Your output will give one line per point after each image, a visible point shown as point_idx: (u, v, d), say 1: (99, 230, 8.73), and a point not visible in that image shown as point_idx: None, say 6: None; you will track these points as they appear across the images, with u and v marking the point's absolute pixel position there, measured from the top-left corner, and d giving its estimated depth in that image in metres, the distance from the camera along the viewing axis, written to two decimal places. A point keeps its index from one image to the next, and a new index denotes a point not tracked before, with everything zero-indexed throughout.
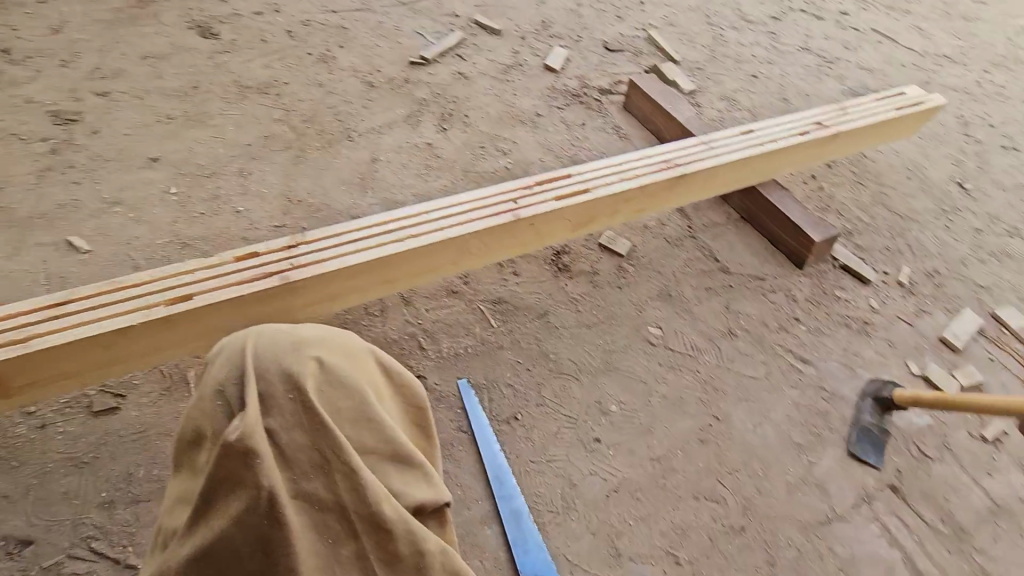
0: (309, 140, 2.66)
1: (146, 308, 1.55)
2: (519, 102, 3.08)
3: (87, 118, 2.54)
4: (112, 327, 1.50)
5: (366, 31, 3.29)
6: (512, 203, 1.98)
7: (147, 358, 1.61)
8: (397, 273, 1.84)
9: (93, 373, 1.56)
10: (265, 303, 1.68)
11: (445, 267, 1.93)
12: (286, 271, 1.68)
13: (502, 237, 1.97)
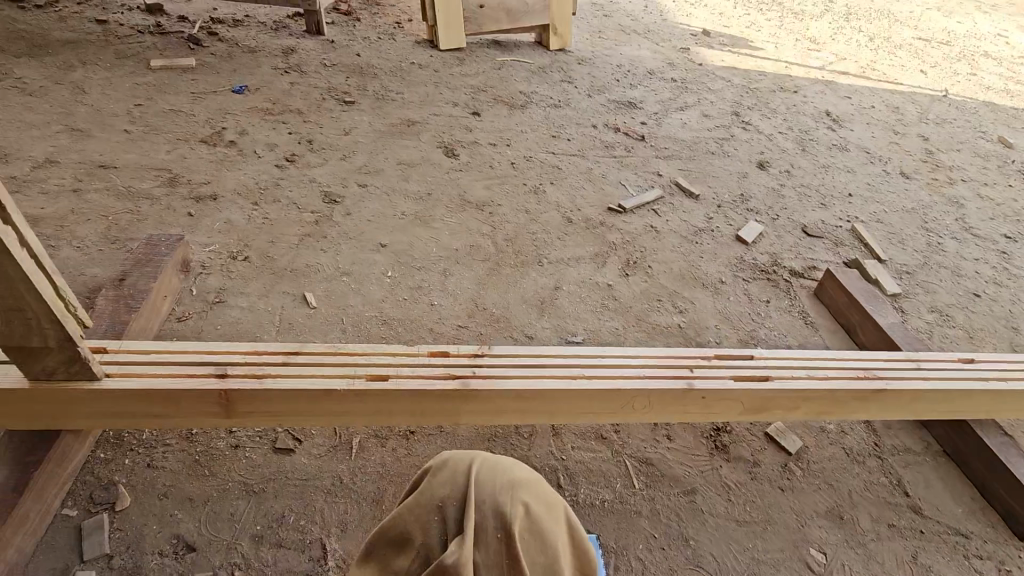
0: (506, 257, 2.97)
1: (349, 377, 1.75)
2: (705, 266, 3.13)
3: (345, 201, 3.11)
4: (321, 385, 1.71)
5: (576, 174, 3.69)
6: (688, 371, 1.96)
7: (328, 419, 1.79)
8: (560, 407, 1.88)
9: (290, 419, 1.76)
10: (440, 401, 1.80)
11: (604, 415, 1.93)
12: (467, 377, 1.81)
13: (670, 402, 1.93)
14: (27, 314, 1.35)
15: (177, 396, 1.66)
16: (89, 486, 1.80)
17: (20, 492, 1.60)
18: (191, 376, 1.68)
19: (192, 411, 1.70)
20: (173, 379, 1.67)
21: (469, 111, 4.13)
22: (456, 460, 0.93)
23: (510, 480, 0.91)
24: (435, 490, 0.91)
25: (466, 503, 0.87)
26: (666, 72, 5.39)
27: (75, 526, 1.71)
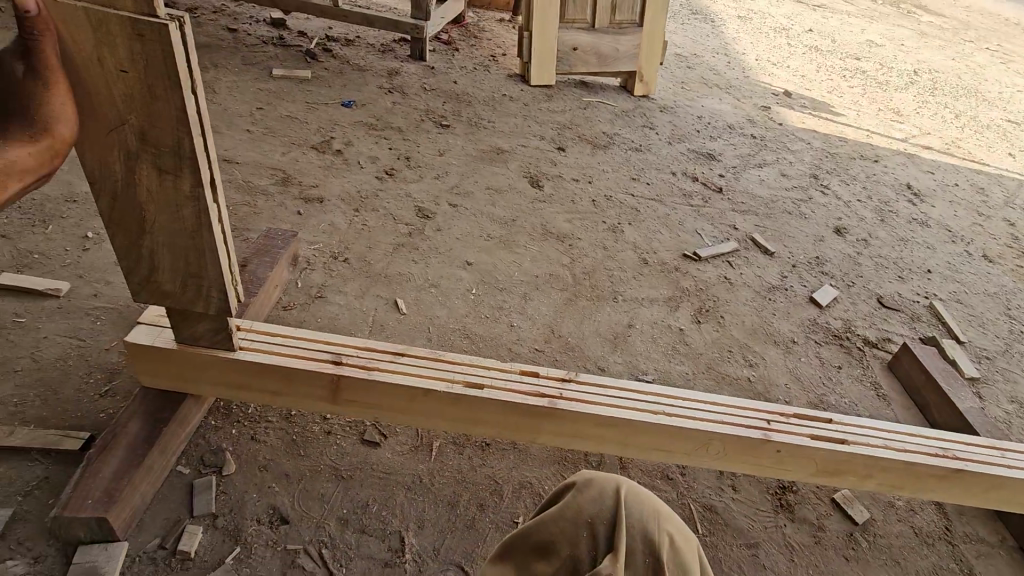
0: (583, 289, 3.08)
1: (448, 381, 1.88)
2: (777, 323, 3.16)
3: (437, 218, 3.30)
4: (422, 387, 1.84)
5: (654, 217, 3.79)
6: (767, 423, 1.99)
7: (422, 418, 1.90)
8: (639, 440, 1.94)
9: (387, 413, 1.90)
10: (527, 417, 1.90)
11: (679, 454, 1.98)
12: (556, 398, 1.91)
13: (746, 451, 1.96)
14: (203, 280, 1.62)
15: (295, 377, 1.82)
16: (201, 449, 1.98)
17: (150, 446, 1.77)
18: (309, 360, 1.84)
19: (303, 392, 1.86)
20: (295, 360, 1.83)
21: (554, 145, 4.31)
22: (603, 481, 1.01)
23: (654, 509, 0.99)
24: (584, 505, 0.99)
25: (617, 525, 0.95)
26: (746, 128, 5.47)
27: (186, 483, 1.88)
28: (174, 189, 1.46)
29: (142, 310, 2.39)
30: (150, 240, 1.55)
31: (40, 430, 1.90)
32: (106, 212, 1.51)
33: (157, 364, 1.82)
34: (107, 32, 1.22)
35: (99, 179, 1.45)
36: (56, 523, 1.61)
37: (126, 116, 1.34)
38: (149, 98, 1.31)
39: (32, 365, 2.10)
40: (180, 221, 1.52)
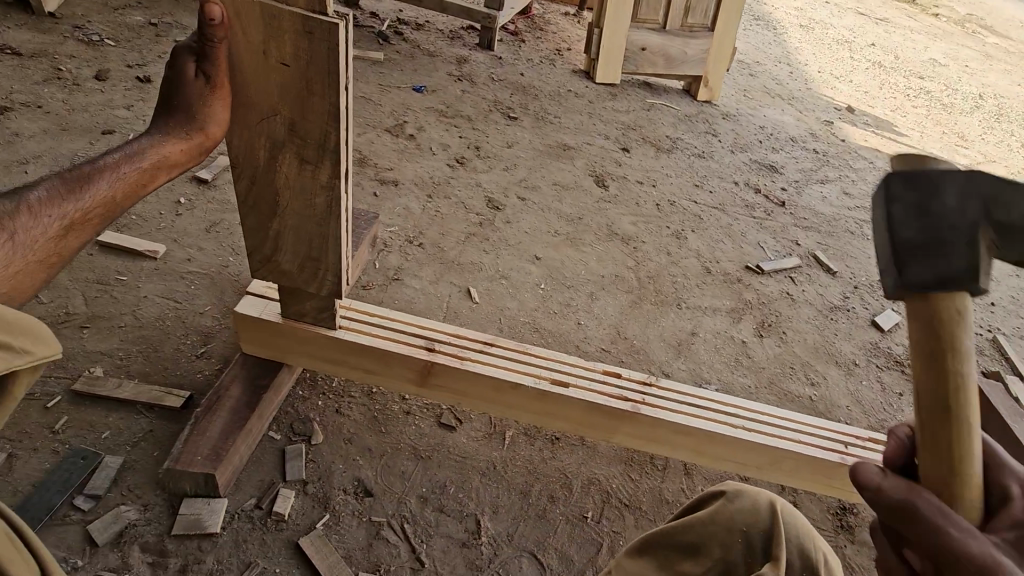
0: (647, 293, 3.09)
1: (536, 376, 1.92)
2: (839, 344, 3.13)
3: (506, 210, 3.35)
4: (510, 379, 1.88)
5: (717, 226, 3.77)
6: (844, 446, 1.99)
7: (505, 410, 1.96)
8: (714, 451, 1.97)
9: (471, 401, 1.95)
10: (607, 418, 1.93)
11: (752, 468, 1.99)
12: (638, 402, 1.94)
13: (821, 473, 1.97)
14: (321, 264, 1.70)
15: (389, 358, 1.88)
16: (290, 417, 2.06)
17: (251, 410, 1.85)
18: (404, 343, 1.90)
19: (394, 374, 1.92)
20: (392, 343, 1.89)
21: (619, 146, 4.31)
22: (758, 493, 1.13)
23: (799, 524, 1.11)
24: (741, 510, 1.10)
25: (774, 530, 1.06)
26: (807, 142, 5.39)
27: (278, 449, 1.96)
28: (311, 178, 1.53)
29: (232, 277, 2.48)
30: (279, 222, 1.64)
31: (145, 385, 2.00)
32: (243, 192, 1.60)
33: (260, 334, 1.90)
34: (279, 28, 1.28)
35: (243, 162, 1.54)
36: (168, 475, 1.71)
37: (280, 107, 1.41)
38: (306, 92, 1.38)
39: (134, 322, 2.21)
40: (310, 208, 1.59)
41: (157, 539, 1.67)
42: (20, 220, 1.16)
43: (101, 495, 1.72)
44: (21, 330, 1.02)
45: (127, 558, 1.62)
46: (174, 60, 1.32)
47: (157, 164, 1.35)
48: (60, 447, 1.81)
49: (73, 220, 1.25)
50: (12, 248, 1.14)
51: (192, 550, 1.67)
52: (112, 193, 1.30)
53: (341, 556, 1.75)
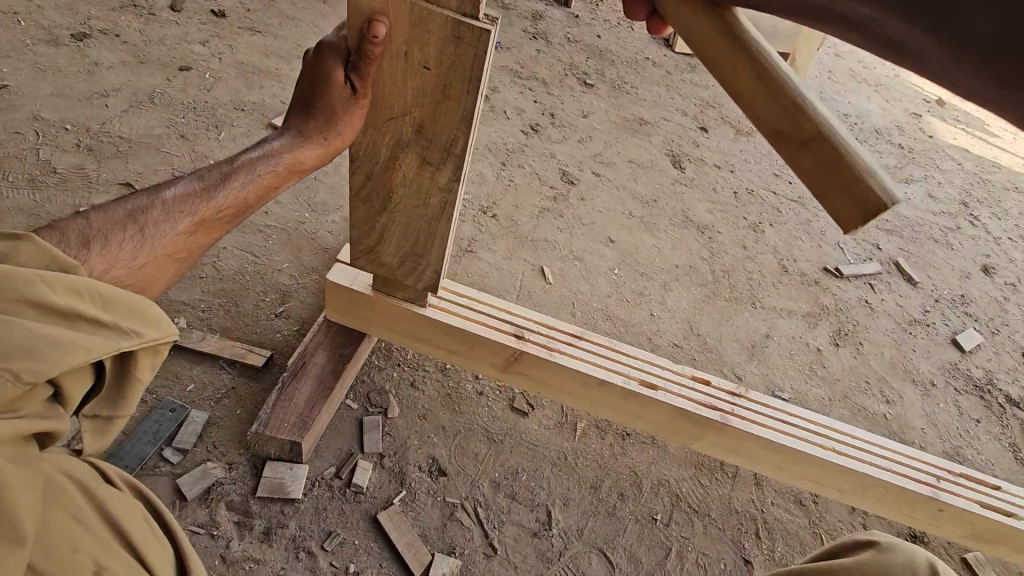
0: (721, 288, 2.97)
1: (624, 376, 1.86)
2: (917, 361, 2.97)
3: (580, 185, 3.22)
4: (599, 377, 1.82)
5: (797, 222, 3.55)
6: (937, 480, 1.89)
7: (588, 405, 1.91)
8: (799, 470, 1.90)
9: (554, 392, 1.91)
10: (694, 426, 1.87)
11: (836, 491, 1.91)
12: (728, 413, 1.87)
13: (910, 505, 1.88)
14: (423, 260, 1.66)
15: (477, 343, 1.83)
16: (366, 387, 2.04)
17: (337, 379, 1.84)
18: (494, 329, 1.84)
19: (480, 358, 1.88)
20: (481, 328, 1.84)
21: (697, 124, 4.02)
22: (913, 549, 1.08)
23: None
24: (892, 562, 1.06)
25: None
26: (891, 135, 4.87)
27: (355, 419, 1.95)
28: (430, 178, 1.48)
29: (308, 234, 2.41)
30: (388, 217, 1.59)
31: (227, 341, 1.99)
32: (356, 185, 1.55)
33: (347, 306, 1.86)
34: (427, 30, 1.20)
35: (361, 158, 1.47)
36: (256, 439, 1.72)
37: (412, 108, 1.33)
38: (442, 96, 1.30)
39: (214, 274, 2.19)
40: (423, 206, 1.54)
41: (242, 499, 1.69)
42: (152, 215, 1.09)
43: (188, 450, 1.74)
44: (138, 313, 0.94)
45: (214, 515, 1.64)
46: (324, 67, 1.23)
47: (291, 167, 1.28)
48: (149, 397, 1.83)
49: (205, 220, 1.16)
50: (141, 245, 1.06)
51: (276, 513, 1.69)
52: (243, 193, 1.22)
53: (417, 535, 1.75)
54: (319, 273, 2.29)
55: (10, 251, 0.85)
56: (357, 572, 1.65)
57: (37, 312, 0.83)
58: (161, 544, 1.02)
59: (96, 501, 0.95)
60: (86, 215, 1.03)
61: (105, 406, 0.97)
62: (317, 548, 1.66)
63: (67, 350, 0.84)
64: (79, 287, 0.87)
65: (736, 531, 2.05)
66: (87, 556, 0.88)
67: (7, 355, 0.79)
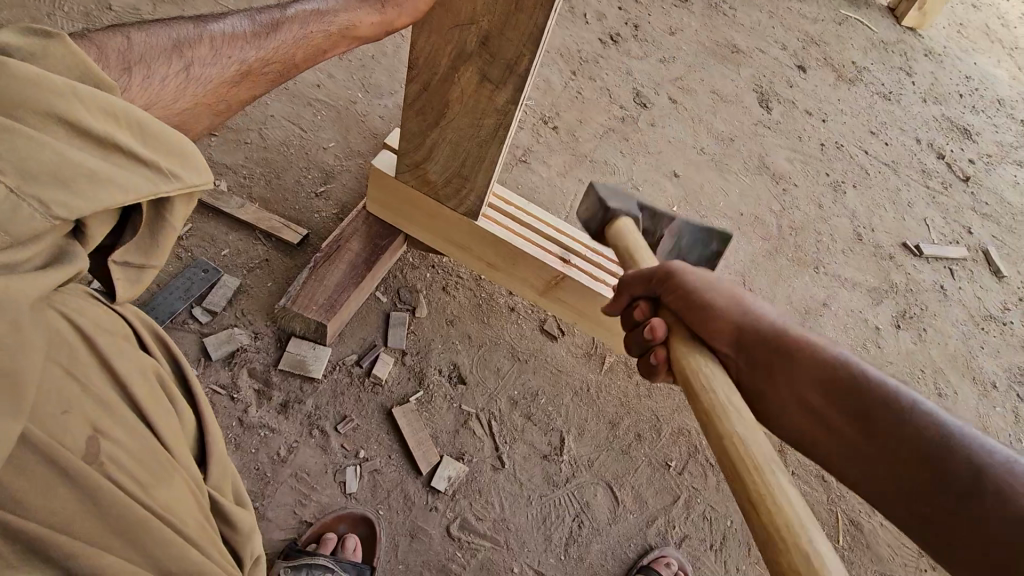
0: (785, 246, 2.74)
1: None
2: (982, 359, 2.72)
3: (653, 111, 2.94)
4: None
5: (884, 187, 3.18)
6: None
7: (623, 342, 1.82)
8: None
9: (590, 323, 1.82)
10: None
11: None
12: None
13: None
14: (468, 184, 1.54)
15: (521, 259, 1.72)
16: (398, 282, 1.97)
17: (370, 268, 1.78)
18: (540, 247, 1.72)
19: (520, 276, 1.79)
20: (527, 244, 1.71)
21: (795, 61, 3.56)
22: None
23: None
24: None
25: None
26: None
27: (383, 311, 1.91)
28: (487, 98, 1.32)
29: (358, 116, 2.27)
30: (439, 133, 1.44)
31: (265, 212, 1.94)
32: (410, 97, 1.41)
33: (391, 198, 1.73)
34: None
35: (421, 66, 1.33)
36: (282, 312, 1.69)
37: (480, 15, 1.18)
38: (513, 8, 1.13)
39: (260, 142, 2.10)
40: (476, 127, 1.38)
41: (264, 368, 1.69)
42: (197, 53, 1.02)
43: (217, 313, 1.74)
44: (177, 153, 0.86)
45: (236, 379, 1.66)
46: None
47: (343, 31, 1.17)
48: (184, 254, 1.81)
49: (250, 71, 1.07)
50: (182, 87, 0.98)
51: (294, 388, 1.69)
52: (291, 50, 1.12)
53: (429, 435, 1.74)
54: (365, 157, 2.18)
55: (40, 50, 0.77)
56: (365, 458, 1.66)
57: (71, 135, 0.76)
58: (168, 407, 0.93)
59: (97, 351, 0.86)
60: (128, 36, 0.97)
61: (135, 254, 0.91)
62: (330, 429, 1.67)
63: (102, 186, 0.78)
64: (115, 109, 0.79)
65: None
66: (80, 419, 0.79)
67: (41, 180, 0.72)
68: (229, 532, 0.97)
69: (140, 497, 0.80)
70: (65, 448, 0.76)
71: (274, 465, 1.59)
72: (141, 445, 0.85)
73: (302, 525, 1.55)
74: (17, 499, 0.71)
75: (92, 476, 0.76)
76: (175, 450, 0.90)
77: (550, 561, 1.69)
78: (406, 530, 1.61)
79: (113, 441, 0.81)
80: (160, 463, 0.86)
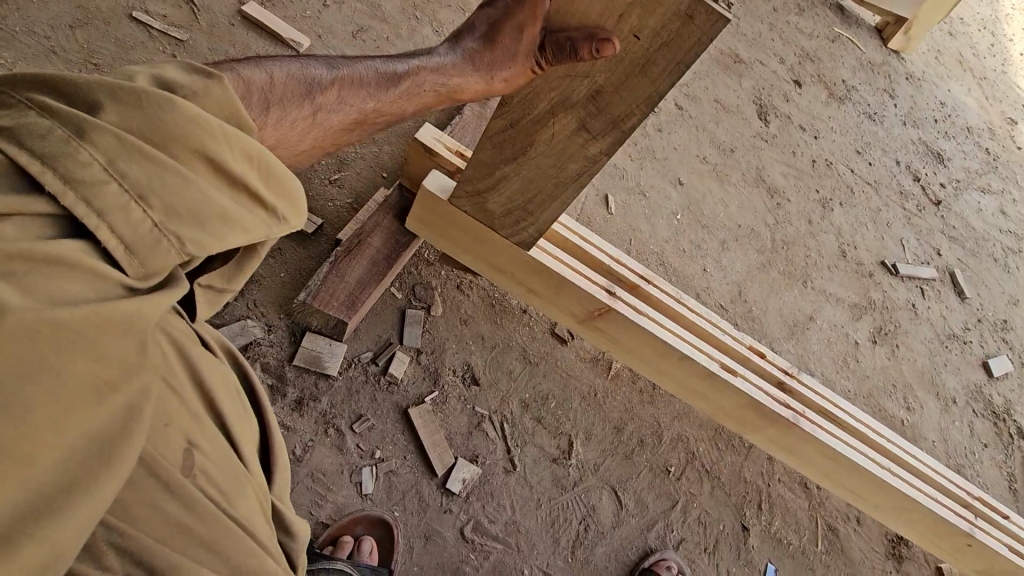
0: (778, 259, 2.84)
1: (708, 356, 1.79)
2: (945, 376, 2.91)
3: (660, 116, 2.96)
4: (684, 351, 1.74)
5: (868, 207, 3.32)
6: (969, 514, 1.89)
7: (659, 373, 1.87)
8: (844, 479, 1.90)
9: (627, 353, 1.85)
10: (761, 417, 1.83)
11: (869, 504, 1.93)
12: (797, 413, 1.82)
13: (936, 530, 1.89)
14: (529, 218, 1.53)
15: (565, 289, 1.73)
16: (413, 279, 1.94)
17: (392, 265, 1.73)
18: (587, 279, 1.73)
19: (562, 304, 1.79)
20: (577, 276, 1.72)
21: (791, 76, 3.65)
22: None
23: None
24: None
25: None
26: (1000, 127, 4.23)
27: (398, 308, 1.87)
28: (578, 147, 1.29)
29: None
30: (514, 168, 1.41)
31: None
32: (493, 128, 1.37)
33: (430, 216, 1.69)
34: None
35: (513, 104, 1.29)
36: (301, 307, 1.63)
37: (597, 71, 1.12)
38: (637, 71, 1.08)
39: None
40: (557, 169, 1.37)
41: (278, 364, 1.64)
42: (326, 98, 1.06)
43: (228, 303, 1.66)
44: (292, 198, 0.82)
45: (249, 373, 1.60)
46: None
47: (449, 91, 1.29)
48: None
49: (363, 120, 1.16)
50: (306, 131, 1.02)
51: (309, 385, 1.65)
52: (403, 106, 1.23)
53: (444, 437, 1.74)
54: (381, 146, 2.10)
55: (201, 88, 0.74)
56: (381, 459, 1.64)
57: (214, 174, 0.73)
58: (244, 419, 0.94)
59: (190, 362, 0.84)
60: (271, 74, 0.98)
61: (222, 280, 0.82)
62: (346, 428, 1.64)
63: (229, 229, 0.73)
64: (252, 152, 0.76)
65: (741, 498, 2.08)
66: (178, 431, 0.78)
67: (179, 217, 0.69)
68: (286, 539, 0.96)
69: (225, 508, 0.81)
70: (167, 463, 0.75)
71: (289, 464, 1.55)
72: (224, 458, 0.84)
73: (318, 526, 1.53)
74: (127, 510, 0.71)
75: (189, 488, 0.76)
76: (249, 459, 0.91)
77: (559, 564, 1.72)
78: (421, 532, 1.61)
79: (203, 452, 0.81)
80: (240, 479, 0.86)
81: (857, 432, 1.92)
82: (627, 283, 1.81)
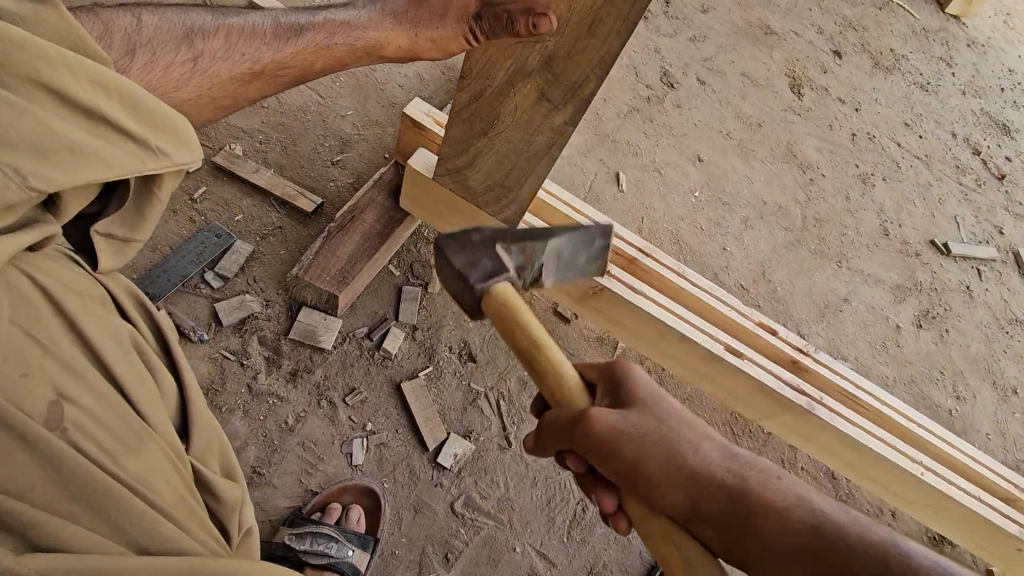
0: (807, 238, 2.66)
1: (710, 337, 1.70)
2: (1006, 364, 2.64)
3: (680, 91, 2.85)
4: (682, 332, 1.67)
5: (916, 182, 3.07)
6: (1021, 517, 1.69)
7: (662, 356, 1.80)
8: (868, 471, 1.76)
9: (626, 334, 1.79)
10: (771, 402, 1.72)
11: (899, 498, 1.78)
12: (812, 399, 1.70)
13: (980, 531, 1.71)
14: (511, 195, 1.51)
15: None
16: (412, 257, 1.94)
17: (384, 241, 1.74)
18: None
19: None
20: None
21: (831, 46, 3.42)
22: None
23: None
24: None
25: None
26: None
27: (395, 285, 1.88)
28: (543, 116, 1.31)
29: (378, 83, 2.20)
30: (486, 143, 1.44)
31: (280, 179, 1.91)
32: (460, 103, 1.40)
33: (423, 198, 1.70)
34: None
35: (476, 77, 1.34)
36: (294, 281, 1.67)
37: (548, 36, 1.17)
38: (586, 32, 1.13)
39: (277, 106, 2.06)
40: (527, 141, 1.37)
41: (274, 337, 1.68)
42: (211, 46, 1.16)
43: (228, 278, 1.72)
44: (166, 130, 0.93)
45: (246, 345, 1.65)
46: None
47: (365, 45, 1.39)
48: (197, 218, 1.79)
49: (262, 70, 1.23)
50: (188, 73, 1.11)
51: (304, 358, 1.68)
52: (307, 56, 1.31)
53: (436, 412, 1.73)
54: (383, 127, 2.12)
55: (31, 15, 0.82)
56: (373, 431, 1.66)
57: (56, 103, 0.82)
58: (151, 380, 0.94)
59: (64, 313, 0.88)
60: (141, 19, 1.08)
61: (120, 227, 0.96)
62: (338, 401, 1.66)
63: (85, 158, 0.85)
64: (106, 83, 0.86)
65: None
66: (44, 383, 0.81)
67: (19, 148, 0.79)
68: (214, 501, 0.96)
69: (112, 471, 0.81)
70: (28, 418, 0.78)
71: (281, 433, 1.59)
72: (113, 414, 0.86)
73: (307, 493, 1.56)
74: None
75: (56, 446, 0.77)
76: (155, 421, 0.91)
77: (553, 543, 1.68)
78: (410, 505, 1.61)
79: (81, 408, 0.83)
80: (135, 438, 0.86)
81: (884, 419, 1.76)
82: (623, 258, 1.75)
